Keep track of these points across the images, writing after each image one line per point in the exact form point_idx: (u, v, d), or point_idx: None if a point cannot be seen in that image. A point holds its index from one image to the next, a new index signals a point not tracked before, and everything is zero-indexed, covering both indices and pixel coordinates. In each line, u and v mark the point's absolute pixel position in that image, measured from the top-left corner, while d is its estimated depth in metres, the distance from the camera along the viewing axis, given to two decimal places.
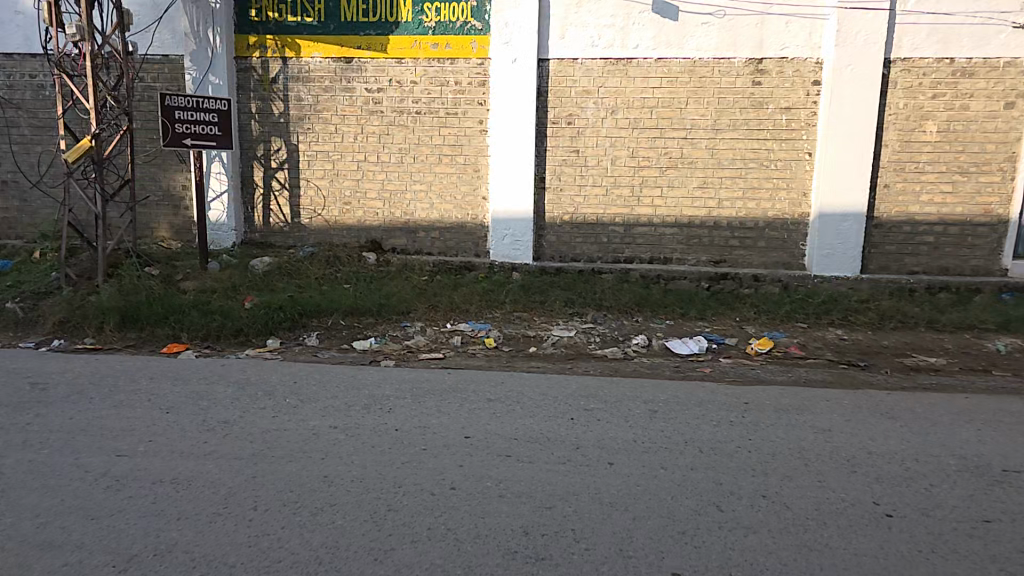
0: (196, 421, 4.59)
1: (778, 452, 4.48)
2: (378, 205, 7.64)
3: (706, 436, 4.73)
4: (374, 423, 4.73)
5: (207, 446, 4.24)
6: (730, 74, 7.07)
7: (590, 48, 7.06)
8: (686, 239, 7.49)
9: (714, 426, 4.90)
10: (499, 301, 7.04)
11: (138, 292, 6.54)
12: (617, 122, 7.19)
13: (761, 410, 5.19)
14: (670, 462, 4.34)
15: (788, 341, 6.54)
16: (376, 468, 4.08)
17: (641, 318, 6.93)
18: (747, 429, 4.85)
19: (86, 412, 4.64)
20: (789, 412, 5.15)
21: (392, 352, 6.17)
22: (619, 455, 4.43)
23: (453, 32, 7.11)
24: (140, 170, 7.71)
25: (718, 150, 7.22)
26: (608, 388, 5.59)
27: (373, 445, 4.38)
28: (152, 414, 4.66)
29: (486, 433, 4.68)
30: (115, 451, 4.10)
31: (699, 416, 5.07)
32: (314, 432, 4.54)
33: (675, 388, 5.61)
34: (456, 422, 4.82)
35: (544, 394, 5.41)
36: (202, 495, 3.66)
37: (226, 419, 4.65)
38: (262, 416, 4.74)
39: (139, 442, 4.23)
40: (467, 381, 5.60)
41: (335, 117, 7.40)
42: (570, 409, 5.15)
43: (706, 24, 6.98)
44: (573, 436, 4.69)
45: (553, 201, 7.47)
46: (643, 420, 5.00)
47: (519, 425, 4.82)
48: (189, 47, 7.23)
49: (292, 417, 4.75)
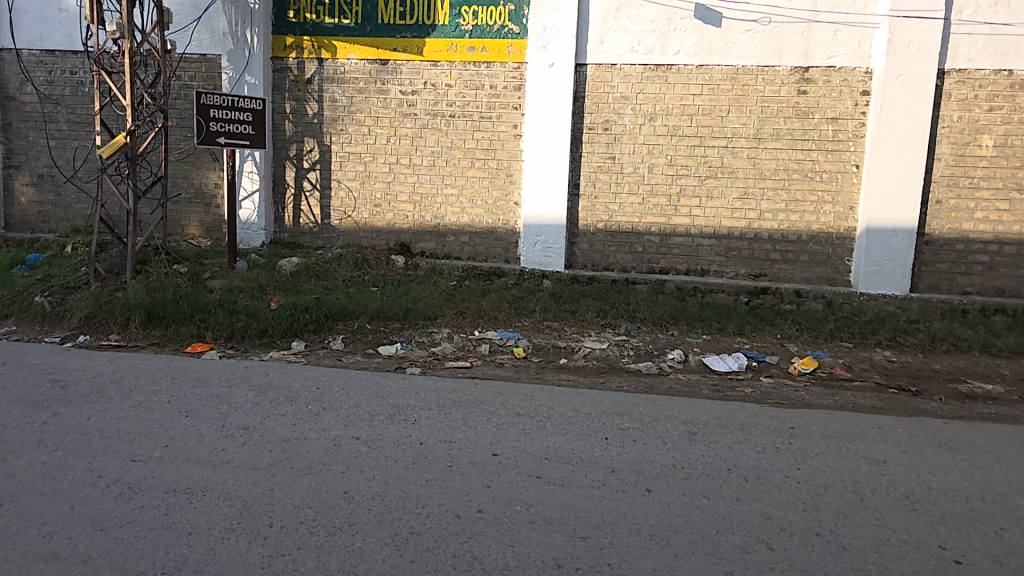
0: (215, 426, 4.42)
1: (831, 485, 4.13)
2: (409, 208, 7.51)
3: (751, 463, 4.41)
4: (398, 435, 4.51)
5: (225, 454, 4.05)
6: (775, 83, 6.85)
7: (629, 53, 6.91)
8: (724, 251, 7.21)
9: (760, 452, 4.56)
10: (529, 310, 6.81)
11: (164, 289, 6.47)
12: (655, 129, 7.00)
13: (809, 435, 4.84)
14: (712, 491, 4.03)
15: (833, 361, 6.19)
16: (398, 486, 3.84)
17: (676, 332, 6.65)
18: (795, 457, 4.51)
19: (105, 412, 4.50)
20: (839, 439, 4.78)
21: (418, 358, 5.97)
22: (658, 481, 4.14)
23: (490, 36, 7.03)
24: (173, 167, 7.72)
25: (760, 160, 6.97)
26: (644, 406, 5.29)
27: (396, 460, 4.15)
28: (170, 417, 4.51)
29: (515, 450, 4.43)
30: (130, 456, 3.94)
31: (742, 440, 4.73)
32: (335, 442, 4.33)
33: (716, 408, 5.29)
34: (483, 437, 4.58)
35: (576, 410, 5.14)
36: (215, 508, 3.46)
37: (245, 425, 4.47)
38: (282, 423, 4.55)
39: (156, 447, 4.07)
40: (495, 392, 5.36)
41: (368, 119, 7.33)
42: (604, 427, 4.88)
43: (750, 30, 6.80)
44: (607, 458, 4.41)
45: (587, 208, 7.27)
46: (682, 442, 4.69)
47: (550, 444, 4.56)
48: (227, 46, 7.25)
49: (314, 426, 4.55)
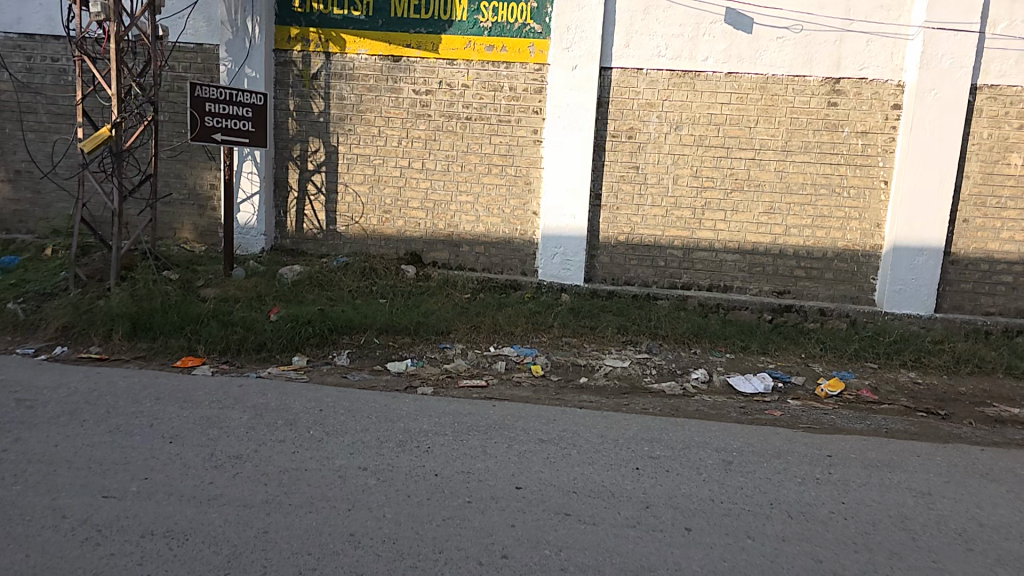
0: (203, 455, 3.87)
1: (879, 521, 3.50)
2: (421, 215, 7.11)
3: (792, 496, 3.72)
4: (410, 465, 3.90)
5: (212, 489, 3.50)
6: (805, 93, 6.61)
7: (655, 58, 6.59)
8: (748, 267, 6.98)
9: (800, 484, 3.87)
10: (546, 324, 6.43)
11: (152, 298, 5.98)
12: (681, 138, 6.71)
13: (848, 464, 4.18)
14: (757, 530, 3.37)
15: (860, 383, 5.85)
16: (411, 527, 3.27)
17: (699, 350, 6.30)
18: (837, 489, 3.84)
19: (76, 437, 3.98)
20: (879, 468, 4.14)
21: (430, 376, 5.51)
22: (697, 518, 3.47)
23: (510, 34, 6.64)
24: (164, 165, 7.14)
25: (787, 173, 6.73)
26: (673, 431, 4.58)
27: (408, 495, 3.56)
28: (153, 443, 3.98)
29: (540, 482, 3.78)
30: (101, 491, 3.42)
31: (778, 470, 4.04)
32: (340, 474, 3.75)
33: (747, 434, 4.60)
34: (504, 467, 3.93)
35: (601, 436, 4.44)
36: (199, 556, 2.94)
37: (238, 453, 3.92)
38: (280, 451, 3.98)
39: (132, 480, 3.54)
40: (515, 416, 4.71)
41: (378, 119, 6.89)
42: (633, 455, 4.17)
43: (781, 38, 6.53)
44: (640, 491, 3.72)
45: (608, 220, 6.96)
46: (717, 473, 3.98)
47: (577, 475, 3.88)
48: (226, 36, 6.72)
49: (316, 455, 3.97)
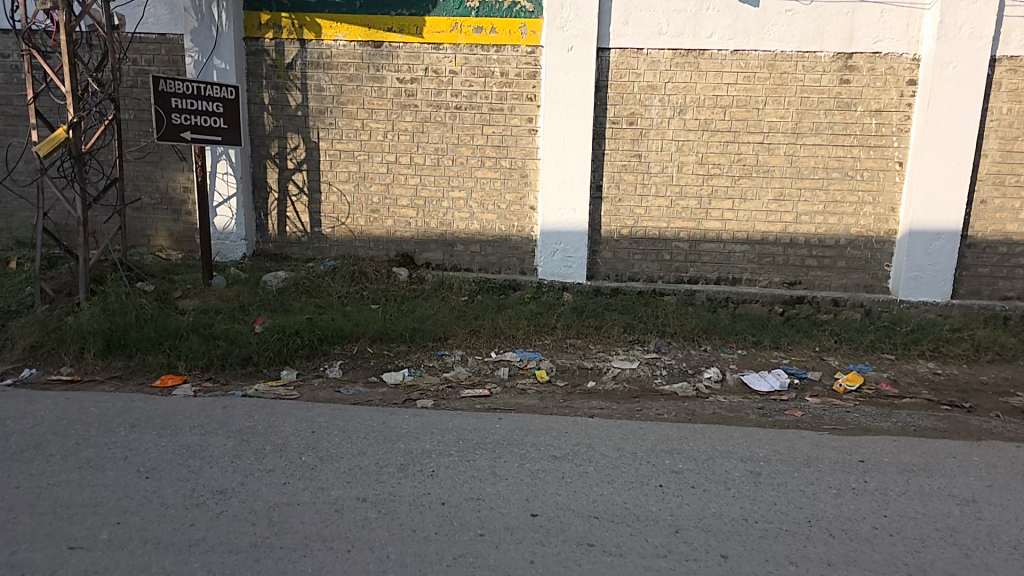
0: (183, 492, 3.48)
1: (927, 536, 3.19)
2: (411, 213, 6.69)
3: (830, 511, 3.40)
4: (414, 494, 3.51)
5: (193, 534, 3.12)
6: (816, 70, 6.20)
7: (656, 36, 6.13)
8: (757, 258, 6.65)
9: (836, 496, 3.55)
10: (550, 326, 6.10)
11: (126, 312, 5.56)
12: (685, 122, 6.30)
13: (884, 471, 3.86)
14: (798, 554, 3.05)
15: (878, 376, 5.55)
16: (418, 569, 2.90)
17: (709, 348, 5.99)
18: (877, 500, 3.52)
19: (41, 476, 3.58)
20: (916, 473, 3.83)
21: (428, 387, 5.15)
22: (732, 542, 3.13)
23: (500, 14, 6.15)
24: (132, 167, 6.63)
25: (798, 156, 6.37)
26: (693, 439, 4.28)
27: (415, 531, 3.18)
28: (127, 479, 3.59)
29: (558, 508, 3.41)
30: (67, 542, 3.03)
31: (813, 481, 3.72)
32: (337, 508, 3.37)
33: (772, 438, 4.30)
34: (517, 492, 3.56)
35: (618, 450, 4.09)
36: None
37: (222, 487, 3.53)
38: (269, 483, 3.59)
39: (103, 526, 3.15)
40: (523, 431, 4.34)
41: (361, 111, 6.42)
42: (654, 471, 3.83)
43: (790, 11, 6.08)
44: (667, 514, 3.38)
45: (610, 212, 6.58)
46: (747, 487, 3.64)
47: (597, 497, 3.52)
48: (190, 25, 6.18)
49: (309, 485, 3.58)
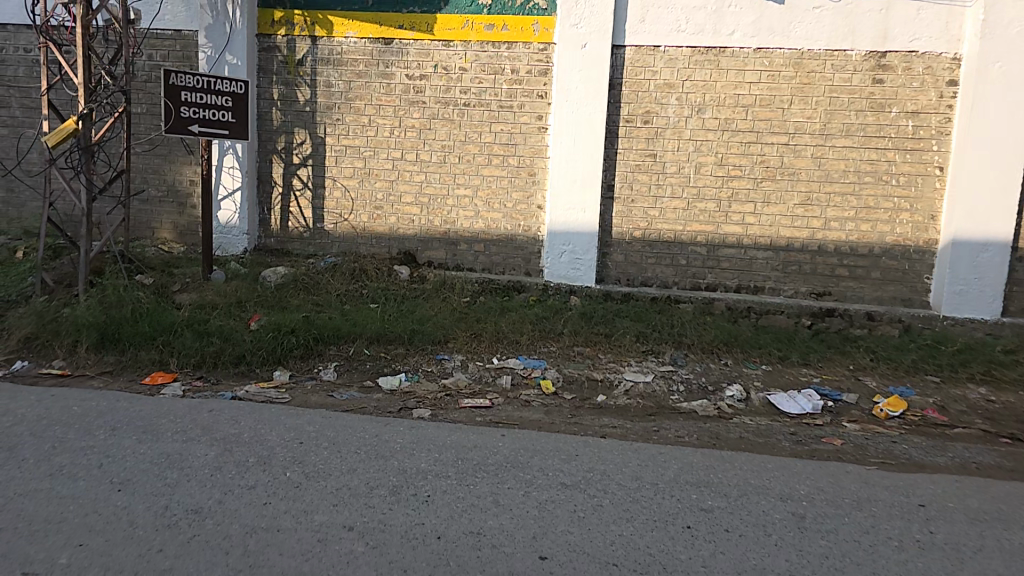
0: (155, 510, 3.07)
1: None
2: (415, 211, 6.50)
3: (894, 570, 2.88)
4: (406, 523, 3.08)
5: (159, 562, 2.70)
6: (846, 69, 5.83)
7: (674, 34, 5.89)
8: (782, 265, 6.18)
9: (898, 550, 3.03)
10: (555, 332, 5.75)
11: (121, 305, 5.42)
12: (704, 122, 5.99)
13: (953, 522, 3.30)
14: None
15: (923, 402, 5.00)
16: None
17: (730, 362, 5.54)
18: (951, 559, 2.97)
19: (6, 483, 3.22)
20: (990, 525, 3.27)
21: (426, 395, 4.84)
22: None
23: (512, 12, 6.03)
24: (142, 160, 6.66)
25: (827, 159, 5.96)
26: (722, 471, 3.85)
27: (406, 569, 2.74)
28: (98, 490, 3.20)
29: (569, 550, 2.96)
30: (21, 565, 2.62)
31: (869, 531, 3.19)
32: (319, 538, 2.93)
33: (813, 474, 3.84)
34: (521, 526, 3.12)
35: (637, 480, 3.66)
36: None
37: (197, 506, 3.12)
38: (249, 502, 3.18)
39: (64, 548, 2.75)
40: (529, 452, 3.95)
41: (369, 108, 6.34)
42: (680, 508, 3.37)
43: (817, 8, 5.77)
44: (697, 563, 2.90)
45: (622, 214, 6.26)
46: (791, 534, 3.15)
47: (615, 539, 3.06)
48: (205, 21, 6.26)
49: (292, 507, 3.17)
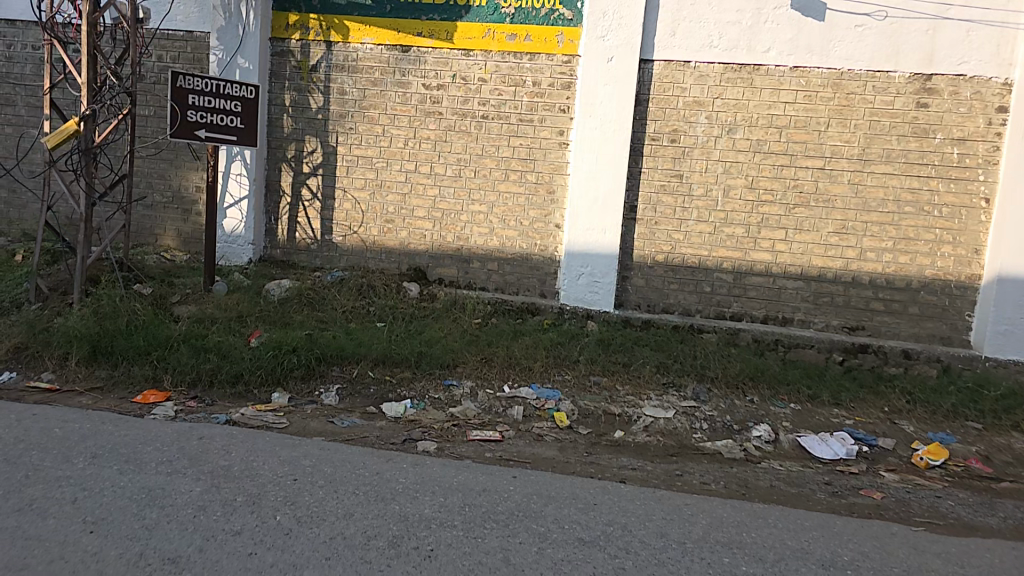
0: (125, 559, 2.73)
1: None
2: (427, 225, 6.24)
3: None
4: None
5: None
6: (888, 93, 5.50)
7: (706, 49, 5.59)
8: (813, 296, 5.83)
9: None
10: (571, 360, 5.44)
11: (117, 316, 5.18)
12: (735, 142, 5.68)
13: None
14: None
15: (966, 450, 4.61)
16: None
17: (757, 399, 5.20)
18: None
19: None
20: None
21: (432, 425, 4.55)
22: None
23: (536, 21, 5.77)
24: (148, 165, 6.47)
25: (865, 186, 5.62)
26: (754, 528, 3.46)
27: None
28: (67, 532, 2.88)
29: None
30: None
31: None
32: None
33: (856, 535, 3.44)
34: None
35: (662, 538, 3.27)
36: None
37: (174, 554, 2.79)
38: (231, 553, 2.83)
39: None
40: (542, 498, 3.59)
41: (383, 117, 6.09)
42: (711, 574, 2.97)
43: (860, 26, 5.44)
44: None
45: (644, 236, 5.94)
46: None
47: None
48: (218, 23, 6.05)
49: (278, 560, 2.81)
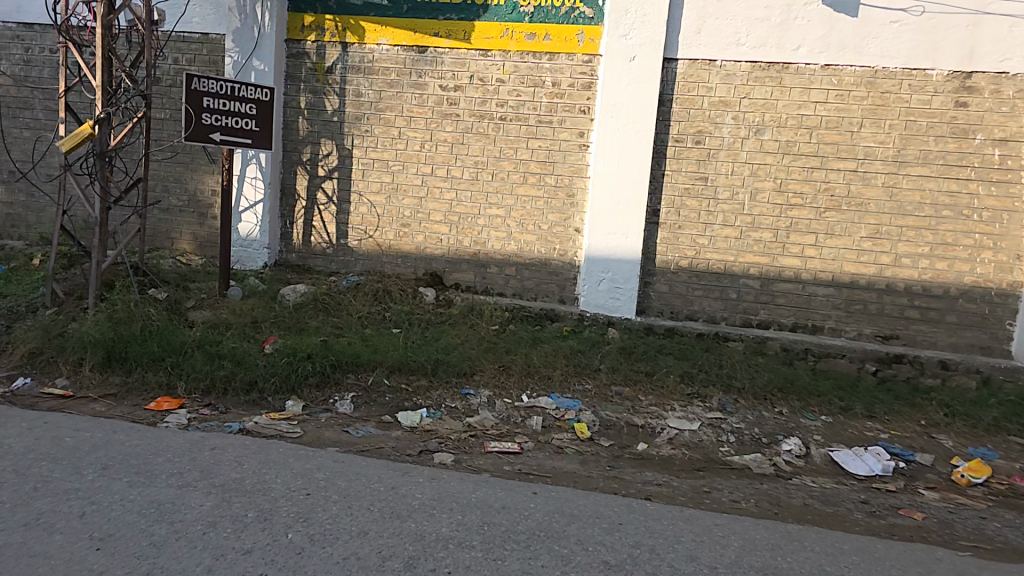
0: None
1: None
2: (444, 229, 6.11)
3: None
4: None
5: None
6: (925, 91, 5.26)
7: (733, 47, 5.39)
8: (845, 304, 5.60)
9: None
10: (591, 368, 5.27)
11: (132, 322, 5.12)
12: (762, 144, 5.47)
13: None
14: None
15: (1012, 467, 4.34)
16: None
17: (787, 411, 4.98)
18: None
19: None
20: None
21: (449, 436, 4.40)
22: None
23: (556, 20, 5.62)
24: (164, 168, 6.45)
25: (900, 190, 5.38)
26: (791, 551, 3.23)
27: None
28: (73, 549, 2.77)
29: None
30: None
31: None
32: None
33: (901, 560, 3.20)
34: None
35: (693, 561, 3.06)
36: None
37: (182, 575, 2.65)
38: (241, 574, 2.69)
39: None
40: (565, 516, 3.41)
41: (399, 119, 5.98)
42: None
43: (896, 23, 5.22)
44: None
45: (667, 240, 5.76)
46: None
47: None
48: (233, 25, 5.99)
49: None
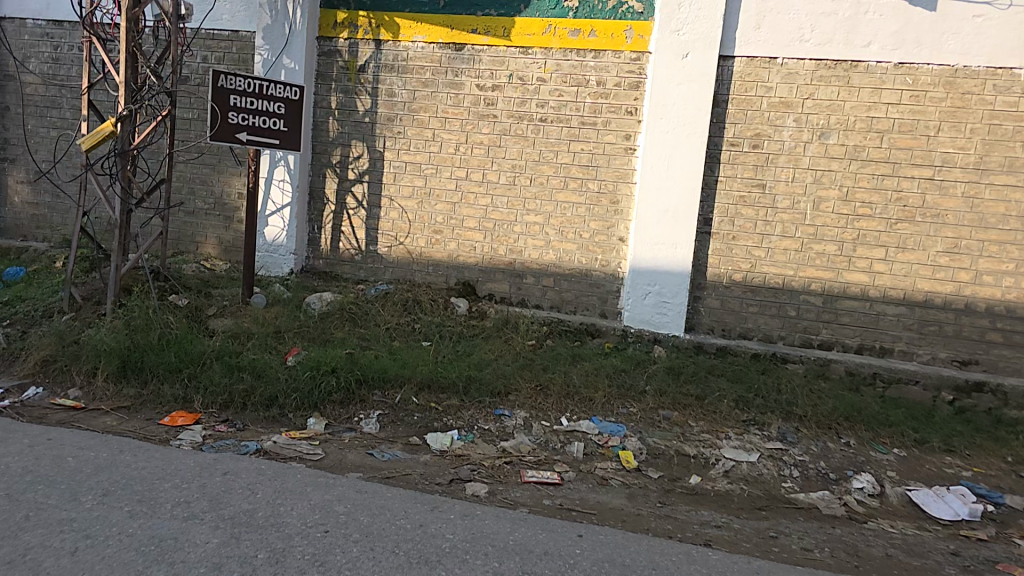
0: None
1: None
2: (478, 237, 5.79)
3: None
4: None
5: None
6: (1013, 92, 4.76)
7: (795, 44, 4.98)
8: (917, 325, 5.11)
9: None
10: (638, 390, 4.87)
11: (148, 329, 4.89)
12: (826, 148, 5.03)
13: None
14: None
15: None
16: None
17: (856, 443, 4.49)
18: None
19: None
20: None
21: (483, 462, 4.04)
22: None
23: (601, 16, 5.28)
24: (189, 170, 6.26)
25: (981, 200, 4.89)
26: None
27: None
28: None
29: None
30: None
31: None
32: None
33: None
34: None
35: None
36: None
37: None
38: None
39: None
40: (615, 566, 2.99)
41: (433, 120, 5.69)
42: None
43: (979, 17, 4.74)
44: None
45: (719, 251, 5.34)
46: None
47: None
48: (264, 21, 5.78)
49: None
